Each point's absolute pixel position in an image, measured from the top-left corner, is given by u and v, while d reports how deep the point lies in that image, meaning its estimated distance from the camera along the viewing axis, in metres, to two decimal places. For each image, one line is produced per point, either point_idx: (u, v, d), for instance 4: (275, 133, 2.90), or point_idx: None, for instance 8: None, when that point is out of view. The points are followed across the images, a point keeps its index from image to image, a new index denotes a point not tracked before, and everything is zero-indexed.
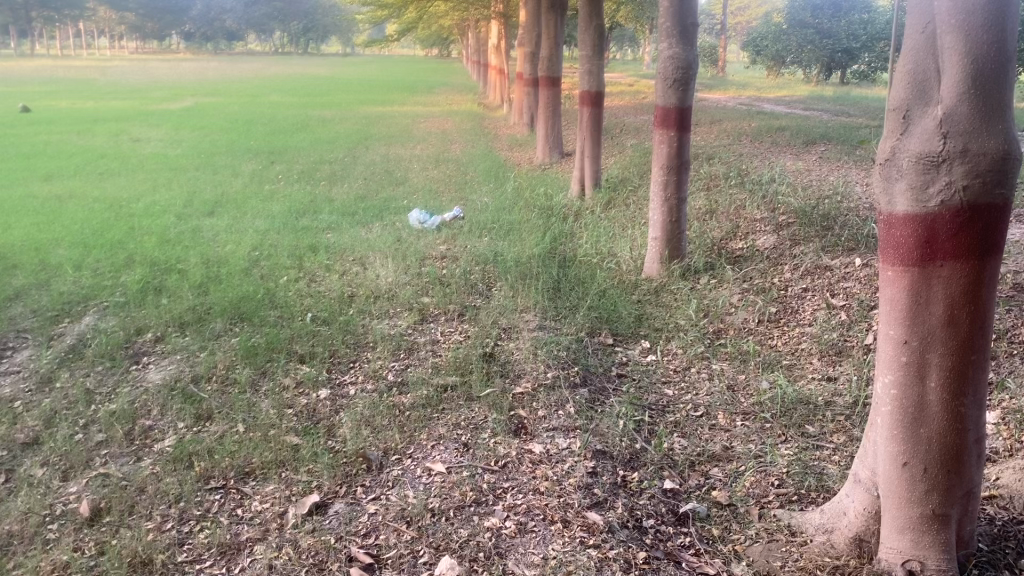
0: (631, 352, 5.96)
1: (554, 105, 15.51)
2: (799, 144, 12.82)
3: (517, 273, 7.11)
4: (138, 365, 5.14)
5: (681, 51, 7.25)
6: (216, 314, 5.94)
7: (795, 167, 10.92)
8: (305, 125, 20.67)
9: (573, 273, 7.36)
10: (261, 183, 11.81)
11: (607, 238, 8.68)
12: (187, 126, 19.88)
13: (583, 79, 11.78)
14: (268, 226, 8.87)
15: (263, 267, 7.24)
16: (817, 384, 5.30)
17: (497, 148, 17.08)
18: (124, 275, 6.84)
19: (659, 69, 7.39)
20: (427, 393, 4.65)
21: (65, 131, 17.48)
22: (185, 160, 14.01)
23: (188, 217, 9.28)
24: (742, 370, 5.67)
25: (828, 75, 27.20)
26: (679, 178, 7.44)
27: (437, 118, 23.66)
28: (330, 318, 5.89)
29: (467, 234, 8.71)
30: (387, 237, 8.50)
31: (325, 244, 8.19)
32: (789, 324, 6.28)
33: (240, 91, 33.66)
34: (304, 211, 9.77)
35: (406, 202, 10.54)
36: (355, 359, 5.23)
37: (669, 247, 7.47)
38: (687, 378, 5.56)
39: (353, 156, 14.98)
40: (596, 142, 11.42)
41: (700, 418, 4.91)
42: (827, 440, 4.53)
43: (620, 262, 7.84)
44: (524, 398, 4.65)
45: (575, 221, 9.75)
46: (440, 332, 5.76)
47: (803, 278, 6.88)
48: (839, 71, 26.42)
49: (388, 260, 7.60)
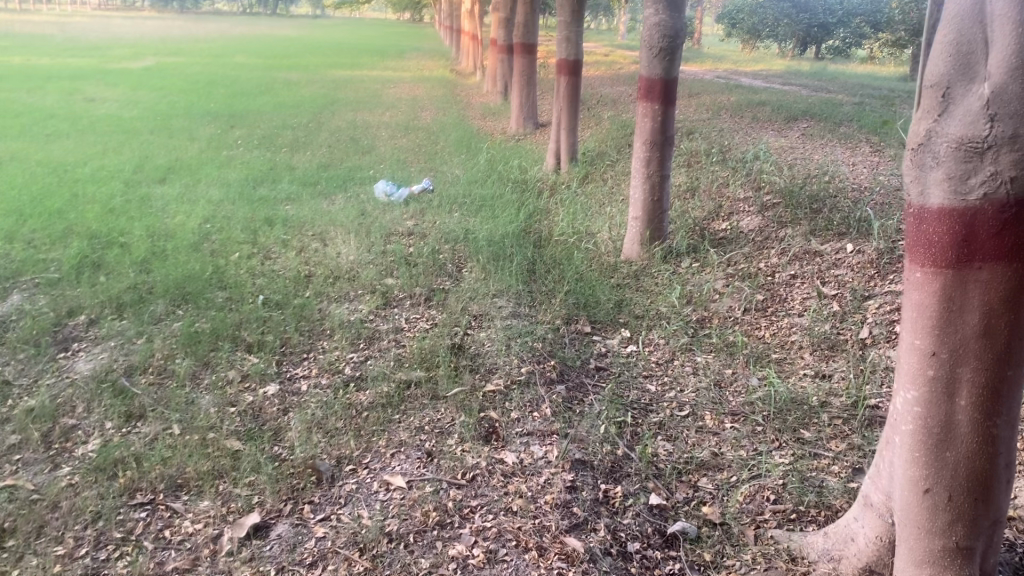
0: (609, 342, 5.56)
1: (529, 73, 14.96)
2: (781, 120, 12.47)
3: (489, 253, 6.65)
4: (66, 353, 4.63)
5: (666, 17, 6.67)
6: (158, 295, 5.43)
7: (778, 144, 10.51)
8: (270, 88, 19.95)
9: (549, 254, 6.93)
10: (219, 148, 11.19)
11: (584, 217, 8.27)
12: (145, 87, 19.07)
13: (560, 45, 11.19)
14: (223, 195, 8.31)
15: (214, 242, 6.71)
16: (809, 381, 4.93)
17: (470, 117, 16.54)
18: (61, 248, 6.28)
19: (643, 34, 6.85)
20: (388, 391, 4.20)
21: (15, 89, 16.64)
22: (140, 123, 13.33)
23: (137, 184, 8.69)
24: (729, 363, 5.28)
25: (804, 50, 26.93)
26: (662, 154, 6.97)
27: (407, 83, 23.01)
28: (284, 301, 5.40)
29: (436, 208, 8.25)
30: (351, 211, 8.01)
31: (284, 216, 7.67)
32: (777, 313, 5.90)
33: (204, 52, 32.63)
34: (263, 180, 9.22)
35: (373, 172, 10.04)
36: (309, 349, 4.76)
37: (650, 227, 7.05)
38: (670, 372, 5.17)
39: (317, 121, 14.33)
40: (573, 113, 10.91)
41: (685, 419, 4.51)
42: (826, 446, 4.15)
43: (599, 242, 7.41)
44: (495, 397, 4.21)
45: (551, 197, 9.33)
46: (403, 318, 5.30)
47: (792, 263, 6.50)
48: (816, 46, 25.72)
49: (351, 236, 7.10)
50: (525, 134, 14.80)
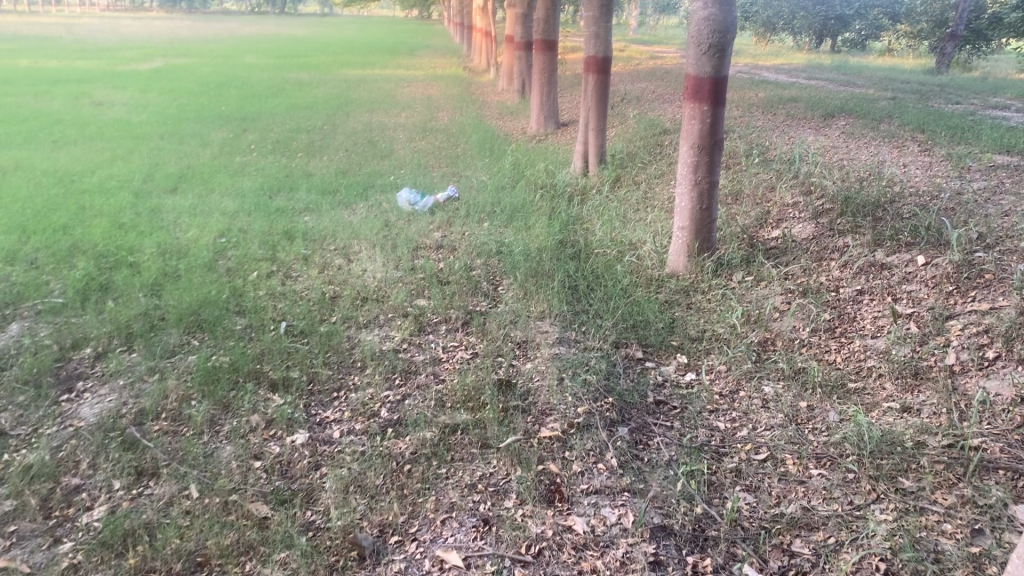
0: (665, 369, 5.05)
1: (550, 70, 14.42)
2: (818, 117, 11.92)
3: (526, 269, 6.15)
4: (69, 395, 4.16)
5: (716, 11, 6.12)
6: (171, 324, 4.95)
7: (819, 143, 9.97)
8: (282, 89, 19.53)
9: (590, 268, 6.43)
10: (233, 154, 10.74)
11: (623, 226, 7.76)
12: (155, 89, 18.67)
13: (588, 42, 10.58)
14: (239, 206, 7.85)
15: (230, 260, 6.24)
16: (896, 417, 4.40)
17: (488, 117, 16.05)
18: (65, 268, 5.82)
19: (691, 30, 6.31)
20: (432, 438, 3.71)
21: (22, 94, 16.25)
22: (149, 127, 12.90)
23: (146, 194, 8.24)
24: (802, 395, 4.77)
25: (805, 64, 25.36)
26: (712, 159, 6.44)
27: (420, 82, 22.54)
28: (308, 328, 4.91)
29: (464, 218, 7.77)
30: (374, 221, 7.53)
31: (304, 229, 7.20)
32: (847, 335, 5.38)
33: (213, 52, 32.33)
34: (279, 189, 8.74)
35: (394, 178, 9.56)
36: (339, 386, 4.26)
37: (698, 238, 6.54)
38: (738, 405, 4.66)
39: (332, 124, 13.87)
40: (601, 114, 10.38)
41: (765, 464, 4.01)
42: (932, 499, 3.63)
43: (641, 254, 6.89)
44: (553, 445, 3.70)
45: (582, 203, 8.84)
46: (440, 347, 4.80)
47: (857, 278, 5.97)
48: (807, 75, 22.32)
49: (376, 251, 6.60)
50: (546, 134, 14.27)
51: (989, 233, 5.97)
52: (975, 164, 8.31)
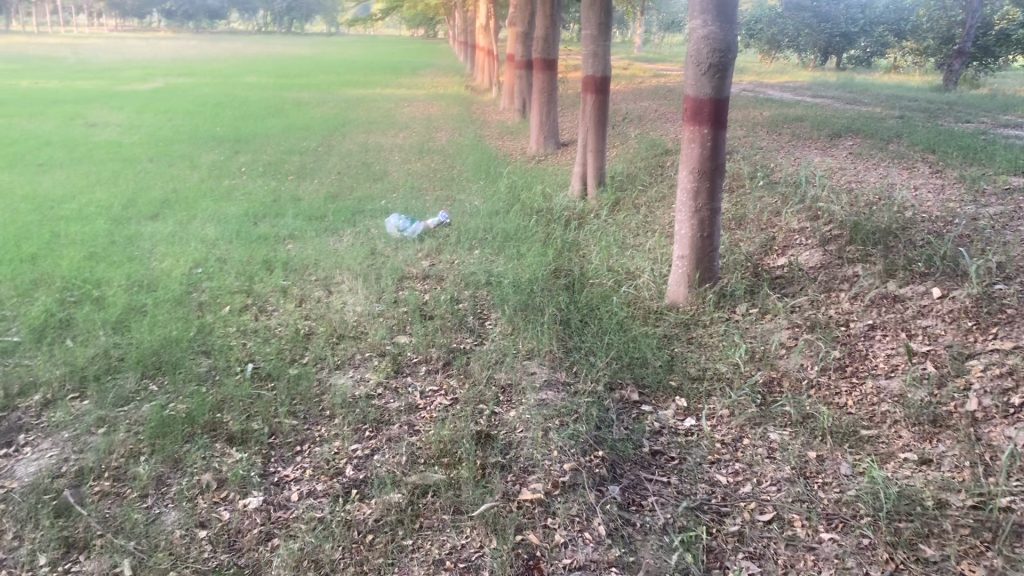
0: (663, 414, 4.68)
1: (550, 90, 14.15)
2: (824, 137, 11.58)
3: (515, 302, 5.79)
4: (7, 450, 3.81)
5: (717, 29, 5.80)
6: (129, 366, 4.61)
7: (826, 164, 9.61)
8: (279, 109, 19.30)
9: (584, 299, 6.07)
10: (221, 177, 10.44)
11: (621, 253, 7.41)
12: (151, 109, 18.46)
13: (586, 61, 10.23)
14: (219, 233, 7.53)
15: (203, 293, 5.91)
16: (915, 470, 4.02)
17: (487, 137, 15.76)
18: (25, 303, 5.49)
19: (689, 50, 5.98)
20: (399, 502, 3.35)
21: (16, 115, 16.03)
22: (139, 149, 12.62)
23: (125, 221, 7.93)
24: (810, 444, 4.39)
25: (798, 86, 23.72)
26: (713, 185, 6.08)
27: (420, 102, 22.29)
28: (276, 371, 4.56)
29: (454, 245, 7.43)
30: (359, 249, 7.20)
31: (285, 257, 6.86)
32: (859, 375, 5.00)
33: (215, 71, 32.21)
34: (264, 214, 8.42)
35: (384, 202, 9.24)
36: (303, 439, 3.90)
37: (699, 268, 6.18)
38: (740, 455, 4.28)
39: (327, 145, 13.57)
40: (600, 135, 10.04)
41: (769, 526, 3.63)
42: (958, 572, 3.24)
43: (640, 284, 6.52)
44: (533, 509, 3.34)
45: (579, 228, 8.51)
46: (418, 391, 4.43)
47: (869, 311, 5.60)
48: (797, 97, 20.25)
49: (359, 282, 6.25)
50: (546, 155, 13.93)
51: (1009, 263, 5.58)
52: (989, 187, 7.94)
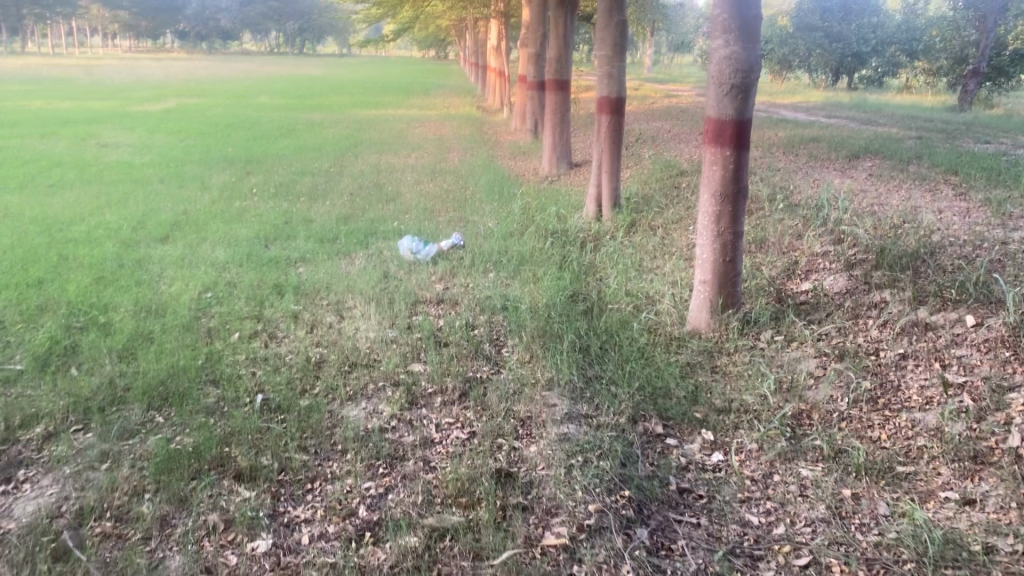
0: (688, 448, 4.49)
1: (562, 110, 14.03)
2: (843, 158, 11.40)
3: (533, 328, 5.61)
4: (6, 487, 3.65)
5: (739, 49, 5.66)
6: (135, 396, 4.45)
7: (846, 186, 9.40)
8: (291, 130, 19.26)
9: (604, 326, 5.89)
10: (231, 199, 10.33)
11: (639, 277, 7.22)
12: (163, 130, 18.42)
13: (601, 82, 10.08)
14: (229, 256, 7.39)
15: (212, 319, 5.75)
16: (958, 511, 3.81)
17: (500, 157, 15.63)
18: (30, 330, 5.34)
19: (712, 70, 5.83)
20: (416, 548, 3.17)
21: (28, 136, 16.01)
22: (150, 170, 12.54)
23: (134, 244, 7.80)
24: (844, 481, 4.19)
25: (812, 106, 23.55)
26: (736, 208, 5.90)
27: (431, 122, 22.23)
28: (286, 402, 4.39)
29: (468, 268, 7.26)
30: (372, 273, 7.04)
31: (296, 281, 6.71)
32: (892, 407, 4.80)
33: (227, 92, 32.29)
34: (275, 237, 8.28)
35: (397, 224, 9.10)
36: (315, 476, 3.73)
37: (721, 295, 5.99)
38: (772, 493, 4.09)
39: (339, 166, 13.47)
40: (615, 155, 9.87)
41: (806, 572, 3.44)
42: None
43: (660, 310, 6.33)
44: (558, 555, 3.15)
45: (595, 250, 8.33)
46: (434, 424, 4.26)
47: (899, 339, 5.40)
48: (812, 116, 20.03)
49: (372, 307, 6.09)
50: (559, 175, 13.78)
51: None
52: (1017, 210, 7.72)
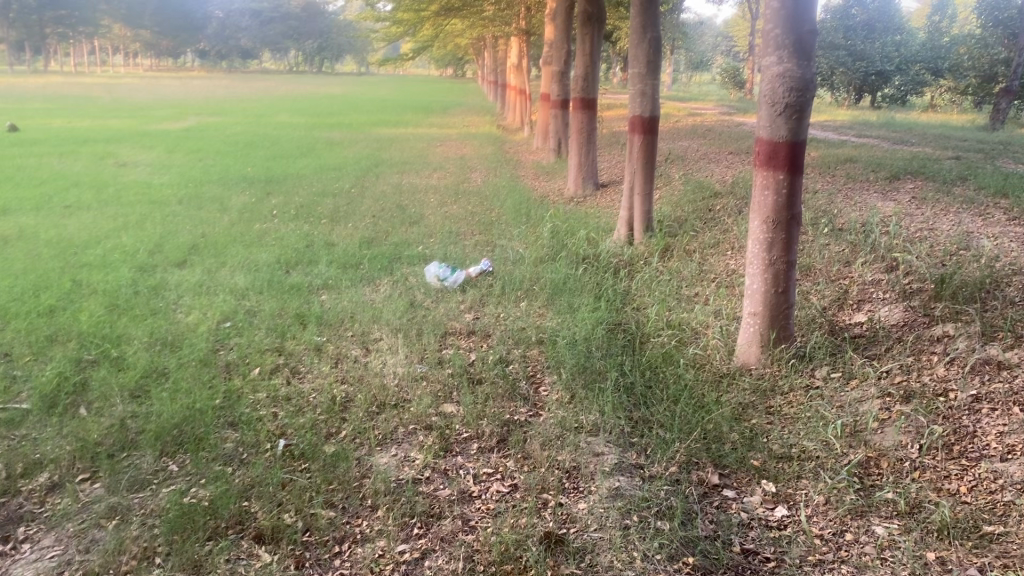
0: (749, 501, 4.09)
1: (589, 130, 13.69)
2: (883, 180, 10.97)
3: (572, 363, 5.23)
4: (3, 547, 3.32)
5: (793, 67, 5.30)
6: (148, 441, 4.11)
7: (891, 209, 8.98)
8: (312, 149, 19.07)
9: (648, 361, 5.51)
10: (251, 221, 10.06)
11: (680, 307, 6.83)
12: (183, 150, 18.26)
13: (632, 101, 9.70)
14: (249, 283, 7.08)
15: (231, 353, 5.42)
16: None
17: (524, 177, 15.31)
18: (38, 364, 5.03)
19: (763, 89, 5.47)
20: None
21: (48, 156, 15.89)
22: (168, 190, 12.30)
23: (150, 269, 7.51)
24: (926, 541, 3.76)
25: (840, 124, 23.07)
26: (789, 235, 5.52)
27: (452, 142, 21.98)
28: (311, 449, 4.04)
29: (499, 297, 6.90)
30: (399, 301, 6.70)
31: (319, 310, 6.37)
32: (970, 455, 4.36)
33: (248, 111, 32.27)
34: (296, 262, 7.96)
35: (421, 248, 8.78)
36: (342, 537, 3.37)
37: (772, 327, 5.62)
38: (846, 557, 3.67)
39: (360, 187, 13.19)
40: (648, 177, 9.50)
41: None
42: None
43: (707, 344, 5.95)
44: None
45: (630, 278, 7.95)
46: (472, 475, 3.89)
47: (971, 378, 4.97)
48: (842, 134, 19.54)
49: (399, 340, 5.74)
50: (585, 196, 13.42)
51: None
52: None
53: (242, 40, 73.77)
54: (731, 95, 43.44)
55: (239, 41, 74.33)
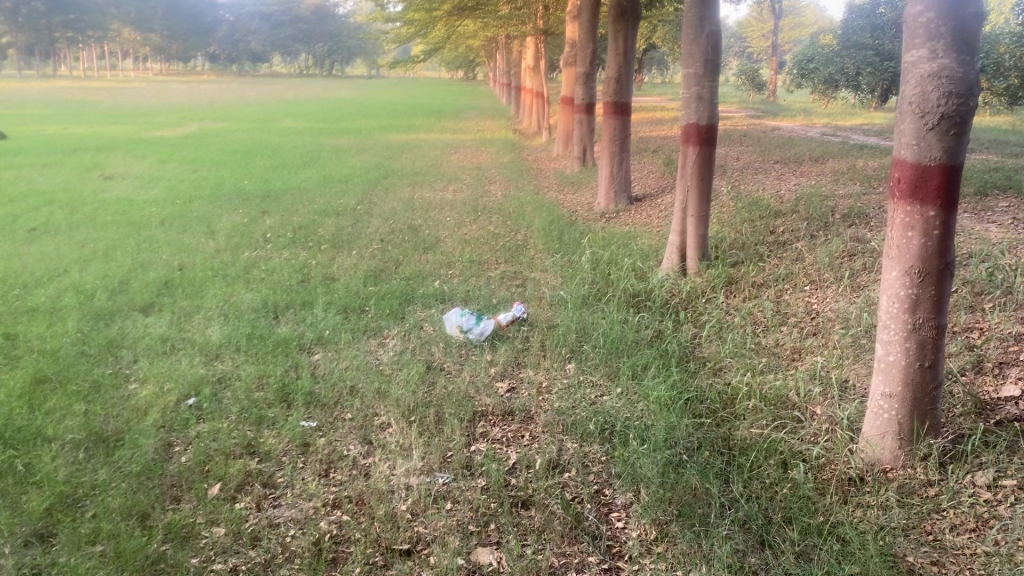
0: None
1: (622, 138, 12.20)
2: (969, 196, 9.47)
3: (652, 472, 3.77)
4: None
5: (952, 62, 3.84)
6: None
7: (998, 234, 7.48)
8: (316, 158, 17.72)
9: (755, 463, 4.06)
10: (239, 248, 8.63)
11: (771, 368, 5.35)
12: (177, 159, 16.93)
13: (687, 107, 8.18)
14: (224, 338, 5.65)
15: (187, 455, 4.00)
16: None
17: (546, 190, 13.87)
18: None
19: (907, 94, 4.03)
20: None
21: (26, 168, 14.57)
22: (152, 208, 10.95)
23: (105, 317, 6.12)
24: None
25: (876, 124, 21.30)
26: (941, 291, 4.05)
27: (467, 149, 20.56)
28: None
29: (539, 356, 5.47)
30: (413, 363, 5.27)
31: (309, 379, 4.95)
32: None
33: (252, 116, 31.03)
34: (288, 304, 6.57)
35: (436, 282, 7.38)
36: None
37: (917, 415, 4.17)
38: None
39: (367, 203, 11.81)
40: (703, 196, 8.04)
41: None
42: None
43: (823, 435, 4.48)
44: None
45: (693, 323, 6.51)
46: None
47: None
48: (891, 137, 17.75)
49: (416, 429, 4.31)
50: (618, 211, 11.96)
51: None
52: None
53: (250, 44, 73.12)
54: (749, 97, 41.70)
55: (248, 44, 73.08)
